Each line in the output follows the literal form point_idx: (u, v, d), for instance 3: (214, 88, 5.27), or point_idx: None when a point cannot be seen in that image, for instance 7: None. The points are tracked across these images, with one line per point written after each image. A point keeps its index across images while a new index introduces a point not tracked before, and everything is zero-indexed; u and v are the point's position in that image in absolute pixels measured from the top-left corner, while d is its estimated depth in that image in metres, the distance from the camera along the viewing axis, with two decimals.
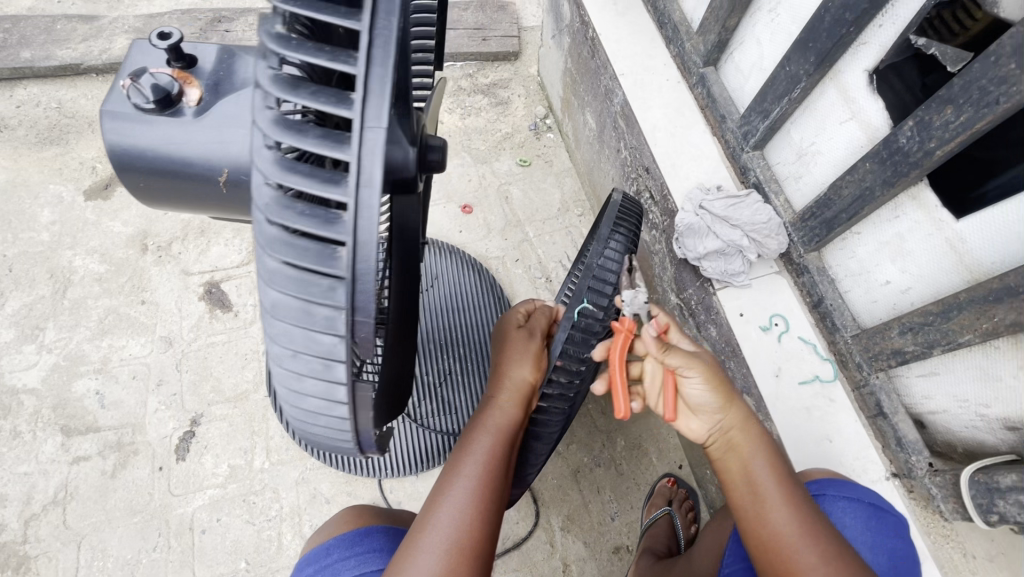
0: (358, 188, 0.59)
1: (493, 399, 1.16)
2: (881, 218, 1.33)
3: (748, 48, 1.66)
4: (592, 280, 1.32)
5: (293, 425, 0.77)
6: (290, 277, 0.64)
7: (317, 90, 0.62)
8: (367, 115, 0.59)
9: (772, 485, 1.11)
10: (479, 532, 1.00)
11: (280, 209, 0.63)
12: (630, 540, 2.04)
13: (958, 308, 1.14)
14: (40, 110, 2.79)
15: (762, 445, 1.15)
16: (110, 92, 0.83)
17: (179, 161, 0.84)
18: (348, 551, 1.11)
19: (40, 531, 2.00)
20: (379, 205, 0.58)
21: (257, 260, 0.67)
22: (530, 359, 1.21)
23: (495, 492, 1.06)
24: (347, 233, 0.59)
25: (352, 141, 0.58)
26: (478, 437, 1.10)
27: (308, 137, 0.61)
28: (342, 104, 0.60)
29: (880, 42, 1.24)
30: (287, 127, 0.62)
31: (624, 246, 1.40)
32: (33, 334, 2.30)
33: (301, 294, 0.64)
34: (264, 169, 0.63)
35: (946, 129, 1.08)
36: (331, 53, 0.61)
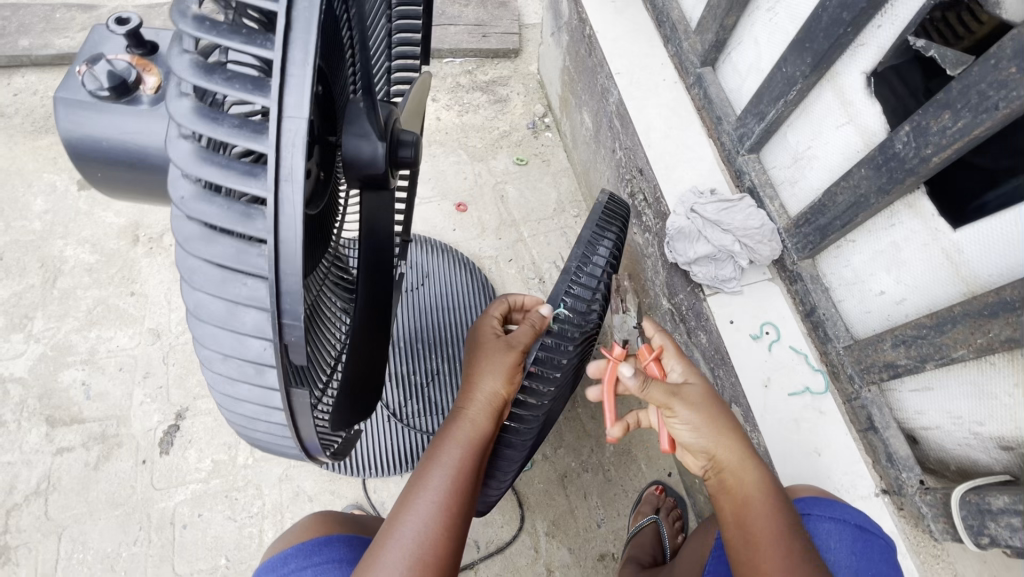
0: (277, 182, 0.54)
1: (462, 409, 1.11)
2: (876, 226, 1.29)
3: (746, 48, 1.62)
4: (568, 285, 1.30)
5: (238, 426, 0.78)
6: (212, 275, 0.62)
7: (233, 75, 0.58)
8: (286, 102, 0.54)
9: (761, 515, 1.08)
10: (445, 550, 0.98)
11: (199, 203, 0.59)
12: (616, 547, 2.00)
13: (952, 321, 1.10)
14: (37, 98, 2.78)
15: (755, 472, 1.12)
16: (65, 79, 0.81)
17: (135, 151, 0.81)
18: (307, 561, 1.08)
19: (22, 521, 1.99)
20: (302, 203, 0.54)
21: (179, 256, 0.64)
22: (502, 370, 1.13)
23: (462, 508, 1.02)
24: (269, 231, 0.55)
25: (270, 133, 0.54)
26: (447, 448, 1.06)
27: (223, 127, 0.57)
28: (259, 92, 0.56)
29: (879, 43, 1.19)
30: (202, 114, 0.58)
31: (607, 250, 1.37)
32: (21, 323, 2.29)
33: (224, 294, 0.62)
34: (179, 159, 0.59)
35: (943, 136, 1.04)
36: (246, 36, 0.57)
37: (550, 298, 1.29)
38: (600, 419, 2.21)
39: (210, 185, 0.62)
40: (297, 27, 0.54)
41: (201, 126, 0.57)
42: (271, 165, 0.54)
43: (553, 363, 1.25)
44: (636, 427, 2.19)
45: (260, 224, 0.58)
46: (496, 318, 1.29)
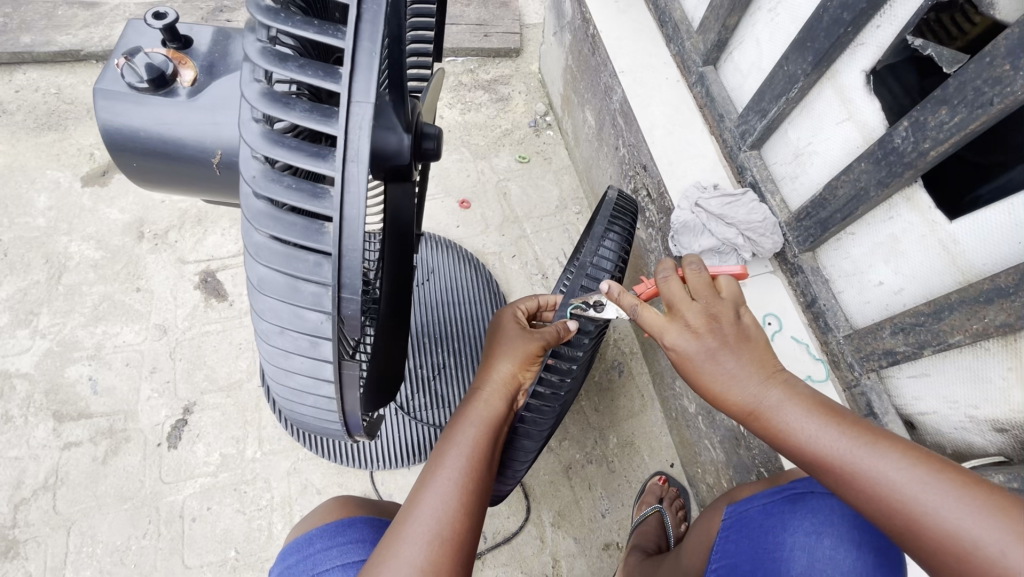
0: (345, 163, 0.60)
1: (479, 393, 1.16)
2: (875, 219, 1.34)
3: (748, 47, 1.66)
4: (584, 280, 1.34)
5: (283, 400, 0.83)
6: (276, 252, 0.68)
7: (304, 62, 0.64)
8: (356, 89, 0.60)
9: (842, 441, 0.96)
10: (463, 525, 0.98)
11: (268, 183, 0.66)
12: (620, 537, 2.04)
13: (950, 309, 1.15)
14: (39, 95, 2.78)
15: (797, 400, 1.02)
16: (103, 71, 0.84)
17: (172, 142, 0.84)
18: (330, 541, 1.11)
19: (30, 516, 2.00)
20: (367, 182, 0.59)
21: (246, 234, 0.71)
22: (519, 355, 1.18)
23: (479, 486, 1.04)
24: (334, 209, 0.61)
25: (340, 117, 0.60)
26: (464, 428, 1.10)
27: (295, 110, 0.63)
28: (330, 78, 0.63)
29: (878, 43, 1.24)
30: (273, 100, 0.64)
31: (618, 245, 1.42)
32: (27, 319, 2.29)
33: (287, 270, 0.69)
34: (252, 141, 0.66)
35: (940, 130, 1.09)
36: (320, 27, 0.64)
37: (567, 293, 1.33)
38: (604, 411, 2.25)
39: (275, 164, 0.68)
40: (366, 19, 0.61)
41: (272, 109, 0.64)
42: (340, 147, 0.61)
43: (570, 356, 1.31)
44: (639, 419, 2.23)
45: (325, 203, 0.64)
46: (518, 310, 1.33)
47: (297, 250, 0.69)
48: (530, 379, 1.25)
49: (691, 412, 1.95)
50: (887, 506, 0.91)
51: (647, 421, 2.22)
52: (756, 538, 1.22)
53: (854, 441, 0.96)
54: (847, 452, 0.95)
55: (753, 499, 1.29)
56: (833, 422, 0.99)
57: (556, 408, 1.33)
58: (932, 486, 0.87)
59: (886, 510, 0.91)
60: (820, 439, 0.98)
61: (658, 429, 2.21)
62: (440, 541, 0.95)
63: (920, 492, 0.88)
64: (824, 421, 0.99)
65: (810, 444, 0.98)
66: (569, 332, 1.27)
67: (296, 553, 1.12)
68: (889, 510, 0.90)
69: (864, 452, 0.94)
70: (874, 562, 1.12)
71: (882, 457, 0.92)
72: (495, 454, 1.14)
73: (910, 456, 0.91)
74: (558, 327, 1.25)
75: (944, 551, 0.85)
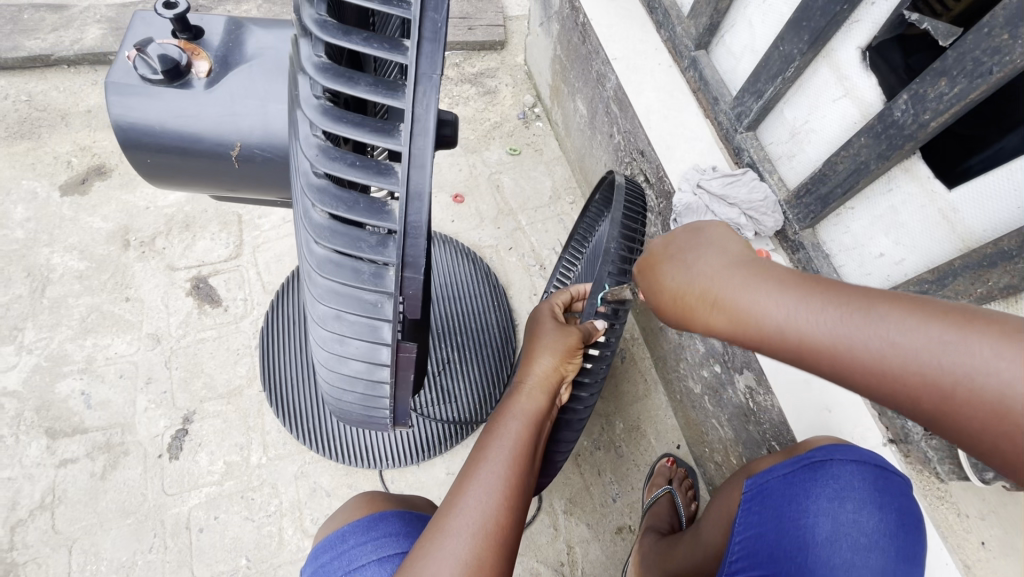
0: (413, 138, 0.61)
1: (522, 385, 1.17)
2: (875, 192, 1.38)
3: (740, 30, 1.69)
4: (610, 267, 1.34)
5: (329, 385, 0.83)
6: (337, 232, 0.70)
7: (369, 36, 0.65)
8: (422, 63, 0.61)
9: (832, 325, 0.80)
10: (509, 516, 0.99)
11: (329, 160, 0.67)
12: (632, 520, 2.07)
13: (953, 274, 1.18)
14: (9, 103, 2.67)
15: (769, 283, 0.87)
16: (113, 65, 0.81)
17: (189, 136, 0.82)
18: (364, 536, 1.12)
19: (28, 537, 1.93)
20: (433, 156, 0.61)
21: (303, 215, 0.72)
22: (560, 350, 1.20)
23: (522, 480, 1.04)
24: (402, 183, 0.63)
25: (408, 90, 0.61)
26: (506, 422, 1.11)
27: (360, 85, 0.64)
28: (395, 51, 0.63)
29: (874, 19, 1.27)
30: (336, 75, 0.65)
31: (634, 232, 1.43)
32: (11, 335, 2.21)
33: (348, 250, 0.70)
34: (311, 117, 0.67)
35: (940, 102, 1.12)
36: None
37: (595, 283, 1.34)
38: (609, 397, 2.27)
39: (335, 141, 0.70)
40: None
41: (336, 83, 0.65)
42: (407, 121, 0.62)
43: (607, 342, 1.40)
44: (644, 403, 2.26)
45: (390, 179, 0.65)
46: (556, 303, 1.38)
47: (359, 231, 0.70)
48: (573, 372, 1.25)
49: (696, 392, 1.97)
50: (905, 387, 0.74)
51: (651, 405, 2.25)
52: (781, 507, 1.25)
53: (841, 313, 0.79)
54: (840, 335, 0.79)
55: (775, 470, 1.31)
56: (819, 296, 0.82)
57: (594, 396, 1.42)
58: (952, 337, 0.71)
59: (901, 395, 0.74)
60: (805, 328, 0.82)
61: (663, 412, 2.24)
62: (485, 534, 0.95)
63: (939, 348, 0.72)
64: (810, 297, 0.83)
65: (794, 336, 0.82)
66: (598, 332, 1.30)
67: (329, 550, 1.13)
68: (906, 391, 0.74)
69: (863, 331, 0.77)
70: (897, 523, 1.16)
71: (885, 332, 0.76)
72: (540, 445, 1.15)
73: (912, 322, 0.75)
74: (587, 327, 1.28)
75: (983, 422, 0.69)
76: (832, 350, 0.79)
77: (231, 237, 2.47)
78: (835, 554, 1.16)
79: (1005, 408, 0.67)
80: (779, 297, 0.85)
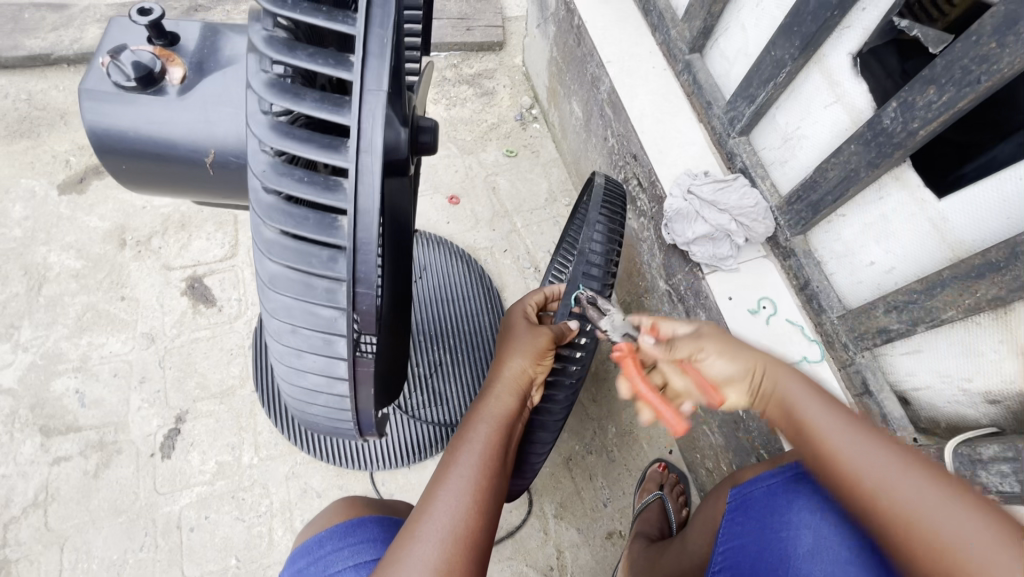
0: (359, 154, 0.62)
1: (492, 389, 1.17)
2: (865, 200, 1.36)
3: (734, 34, 1.67)
4: (585, 268, 1.38)
5: (290, 398, 0.83)
6: (287, 246, 0.69)
7: (314, 52, 0.65)
8: (368, 79, 0.62)
9: (833, 423, 0.93)
10: (479, 521, 0.98)
11: (278, 176, 0.67)
12: (623, 525, 2.06)
13: (942, 285, 1.17)
14: (9, 102, 2.69)
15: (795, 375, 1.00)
16: (88, 72, 0.81)
17: (163, 142, 0.82)
18: (341, 542, 1.12)
19: (21, 534, 1.94)
20: (380, 171, 0.61)
21: (253, 230, 0.71)
22: (531, 352, 1.21)
23: (492, 484, 1.04)
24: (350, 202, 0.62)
25: (353, 106, 0.61)
26: (476, 425, 1.11)
27: (306, 101, 0.64)
28: (340, 67, 0.63)
29: (864, 25, 1.25)
30: (282, 90, 0.65)
31: (614, 232, 1.46)
32: (7, 333, 2.23)
33: (298, 265, 0.69)
34: (260, 134, 0.67)
35: (929, 110, 1.11)
36: (328, 14, 0.65)
37: (572, 283, 1.35)
38: (601, 401, 2.26)
39: (283, 157, 0.70)
40: (377, 7, 0.62)
41: (284, 99, 0.65)
42: (353, 137, 0.62)
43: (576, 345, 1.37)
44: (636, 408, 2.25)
45: (339, 196, 0.65)
46: (530, 305, 1.37)
47: (309, 245, 0.69)
48: (542, 374, 1.26)
49: None
50: (849, 479, 0.88)
51: None
52: (762, 518, 1.25)
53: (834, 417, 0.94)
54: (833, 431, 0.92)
55: (758, 480, 1.31)
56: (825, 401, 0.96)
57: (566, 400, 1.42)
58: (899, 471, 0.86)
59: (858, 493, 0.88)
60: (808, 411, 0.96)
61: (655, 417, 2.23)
62: (454, 539, 0.95)
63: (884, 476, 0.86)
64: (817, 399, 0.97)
65: (803, 419, 0.96)
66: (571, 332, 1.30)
67: (306, 555, 1.13)
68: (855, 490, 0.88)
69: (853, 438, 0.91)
70: None
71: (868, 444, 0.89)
72: (511, 449, 1.15)
73: (882, 436, 0.91)
74: (560, 327, 1.28)
75: (921, 547, 0.82)
76: (815, 433, 0.93)
77: (226, 237, 2.48)
78: (815, 567, 1.12)
79: (940, 545, 0.81)
80: (809, 389, 0.98)
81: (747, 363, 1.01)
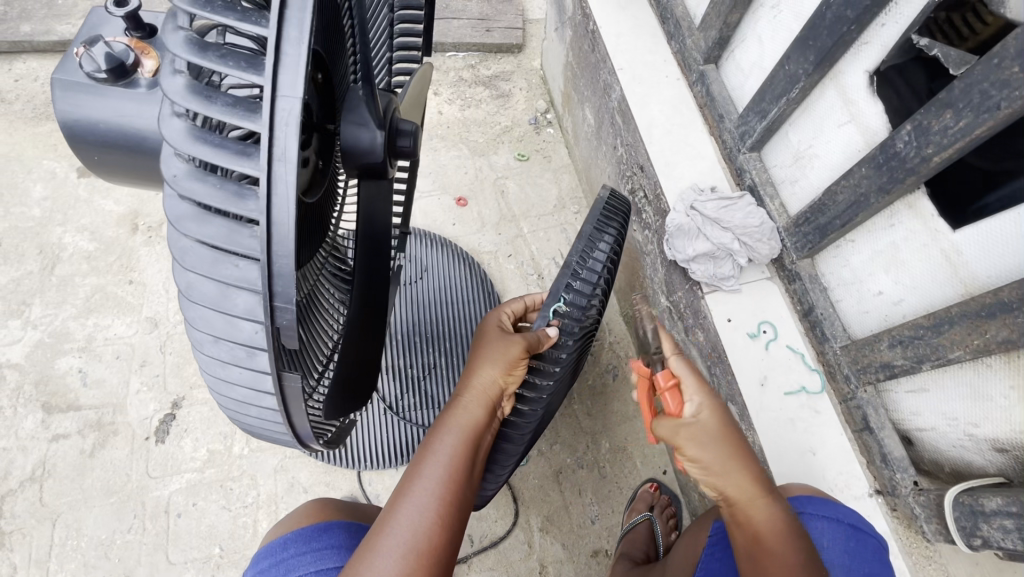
0: (271, 163, 0.58)
1: (459, 399, 1.14)
2: (876, 227, 1.28)
3: (749, 46, 1.61)
4: (570, 279, 1.31)
5: (229, 404, 0.83)
6: (204, 255, 0.67)
7: (227, 52, 0.62)
8: (280, 82, 0.58)
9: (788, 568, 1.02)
10: (442, 535, 0.98)
11: (192, 183, 0.64)
12: (609, 544, 2.01)
13: (950, 322, 1.10)
14: (38, 85, 2.77)
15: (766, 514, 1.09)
16: (63, 61, 0.81)
17: (132, 133, 0.82)
18: (305, 546, 1.10)
19: (16, 507, 1.99)
20: (295, 183, 0.59)
21: (171, 237, 0.69)
22: (502, 361, 1.16)
23: (457, 497, 1.03)
24: (262, 212, 0.60)
25: (263, 112, 0.57)
26: (441, 436, 1.08)
27: (216, 105, 0.61)
28: (253, 70, 0.60)
29: (883, 42, 1.19)
30: (194, 93, 0.62)
31: (607, 244, 1.39)
32: (19, 310, 2.29)
33: (215, 274, 0.67)
34: (174, 139, 0.64)
35: (944, 135, 1.04)
36: (241, 13, 0.61)
37: (551, 292, 1.30)
38: (596, 415, 2.21)
39: (201, 163, 0.67)
40: (291, 5, 0.58)
41: (194, 103, 0.62)
42: (265, 145, 0.59)
43: (554, 357, 1.30)
44: (633, 424, 2.19)
45: (252, 203, 0.62)
46: (505, 314, 1.34)
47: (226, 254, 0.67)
48: (514, 383, 1.21)
49: None
50: None
51: (640, 426, 2.18)
52: None
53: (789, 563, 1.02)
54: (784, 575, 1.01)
55: None
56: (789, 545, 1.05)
57: (539, 412, 1.34)
58: None
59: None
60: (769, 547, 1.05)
61: (651, 435, 2.17)
62: (415, 554, 0.95)
63: None
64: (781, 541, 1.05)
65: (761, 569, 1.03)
66: (549, 339, 1.26)
67: (270, 556, 1.11)
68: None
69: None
70: None
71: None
72: (480, 458, 1.13)
73: None
74: (539, 335, 1.24)
75: None
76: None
77: None
78: None
79: None
80: (775, 527, 1.07)
81: (729, 480, 1.11)
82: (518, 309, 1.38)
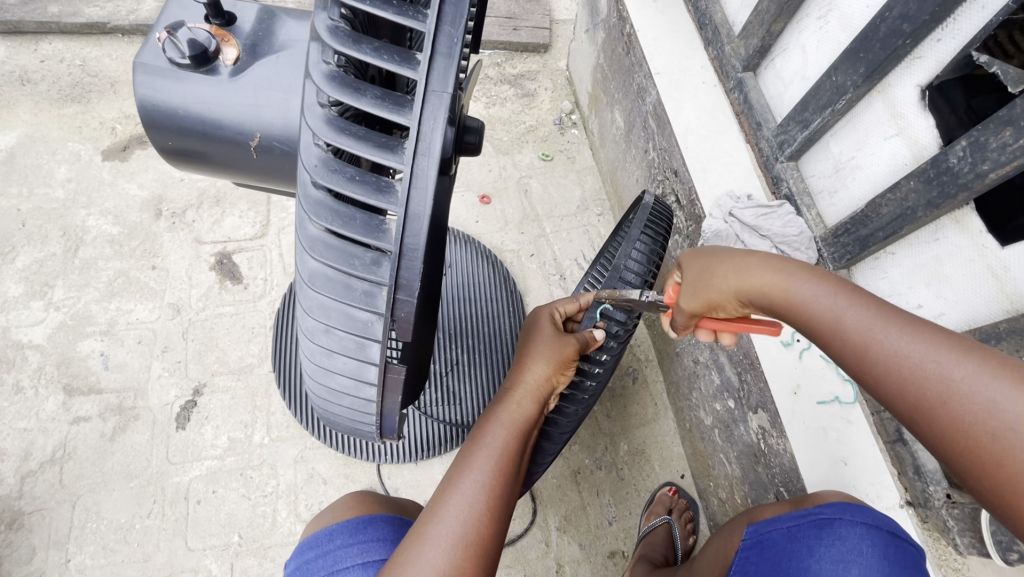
0: (415, 156, 0.65)
1: (511, 393, 1.13)
2: (920, 239, 1.29)
3: (792, 55, 1.61)
4: (618, 281, 1.35)
5: (324, 391, 0.89)
6: (333, 246, 0.76)
7: (380, 46, 0.70)
8: (432, 79, 0.65)
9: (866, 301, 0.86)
10: (489, 529, 0.96)
11: (329, 173, 0.74)
12: (626, 546, 2.01)
13: (997, 339, 1.12)
14: (63, 66, 2.77)
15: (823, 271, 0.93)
16: (143, 46, 0.83)
17: (208, 119, 0.84)
18: (352, 538, 1.11)
19: (36, 488, 1.99)
20: (435, 175, 0.65)
21: (304, 230, 0.78)
22: (553, 360, 1.16)
23: (505, 490, 1.01)
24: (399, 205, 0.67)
25: (415, 107, 0.65)
26: (492, 430, 1.07)
27: (366, 97, 0.69)
28: (405, 63, 0.68)
29: (938, 57, 1.20)
30: (344, 86, 0.70)
31: (648, 248, 1.40)
32: (41, 292, 2.29)
33: (342, 266, 0.76)
34: (315, 125, 0.73)
35: (1001, 152, 1.05)
36: (399, 9, 0.70)
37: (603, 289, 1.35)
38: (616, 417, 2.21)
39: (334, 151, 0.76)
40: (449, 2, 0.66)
41: (342, 93, 0.70)
42: (413, 139, 0.66)
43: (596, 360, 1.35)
44: (651, 427, 2.19)
45: (391, 197, 0.70)
46: (557, 312, 1.30)
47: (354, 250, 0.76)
48: (563, 383, 1.22)
49: (707, 424, 1.92)
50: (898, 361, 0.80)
51: (658, 429, 2.19)
52: (779, 560, 1.21)
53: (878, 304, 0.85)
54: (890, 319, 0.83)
55: (778, 521, 1.27)
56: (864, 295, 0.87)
57: (579, 409, 1.39)
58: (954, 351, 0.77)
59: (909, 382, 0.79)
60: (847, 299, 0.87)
61: (670, 439, 2.18)
62: (463, 543, 0.93)
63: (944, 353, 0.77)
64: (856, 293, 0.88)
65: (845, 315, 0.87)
66: (595, 341, 1.30)
67: (315, 548, 1.12)
68: (910, 377, 0.78)
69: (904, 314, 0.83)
70: None
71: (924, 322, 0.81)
72: (526, 452, 1.12)
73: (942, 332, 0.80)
74: (586, 336, 1.27)
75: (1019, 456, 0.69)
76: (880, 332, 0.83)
77: (258, 216, 2.50)
78: None
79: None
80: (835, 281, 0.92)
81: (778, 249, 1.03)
82: (572, 309, 1.32)
